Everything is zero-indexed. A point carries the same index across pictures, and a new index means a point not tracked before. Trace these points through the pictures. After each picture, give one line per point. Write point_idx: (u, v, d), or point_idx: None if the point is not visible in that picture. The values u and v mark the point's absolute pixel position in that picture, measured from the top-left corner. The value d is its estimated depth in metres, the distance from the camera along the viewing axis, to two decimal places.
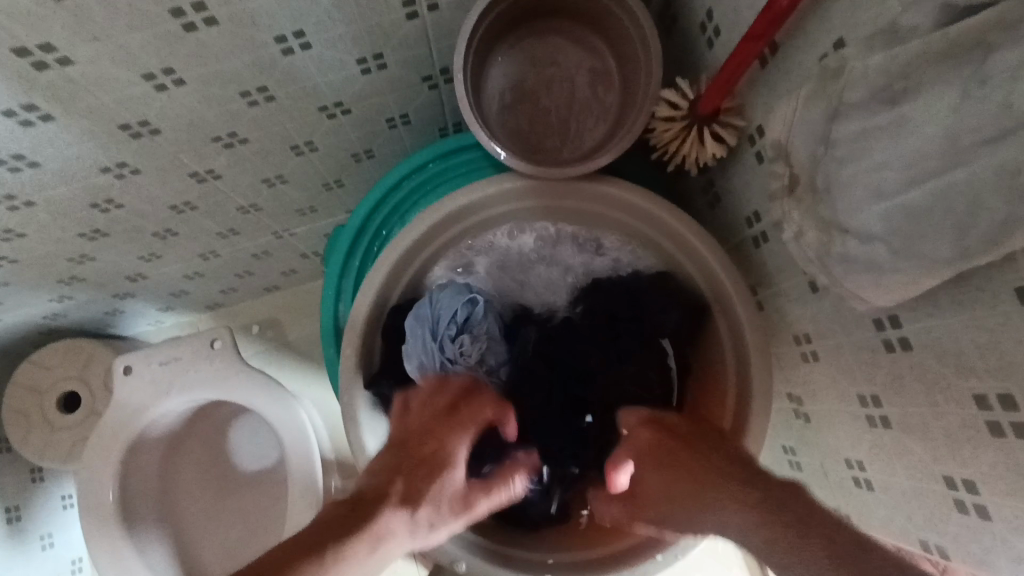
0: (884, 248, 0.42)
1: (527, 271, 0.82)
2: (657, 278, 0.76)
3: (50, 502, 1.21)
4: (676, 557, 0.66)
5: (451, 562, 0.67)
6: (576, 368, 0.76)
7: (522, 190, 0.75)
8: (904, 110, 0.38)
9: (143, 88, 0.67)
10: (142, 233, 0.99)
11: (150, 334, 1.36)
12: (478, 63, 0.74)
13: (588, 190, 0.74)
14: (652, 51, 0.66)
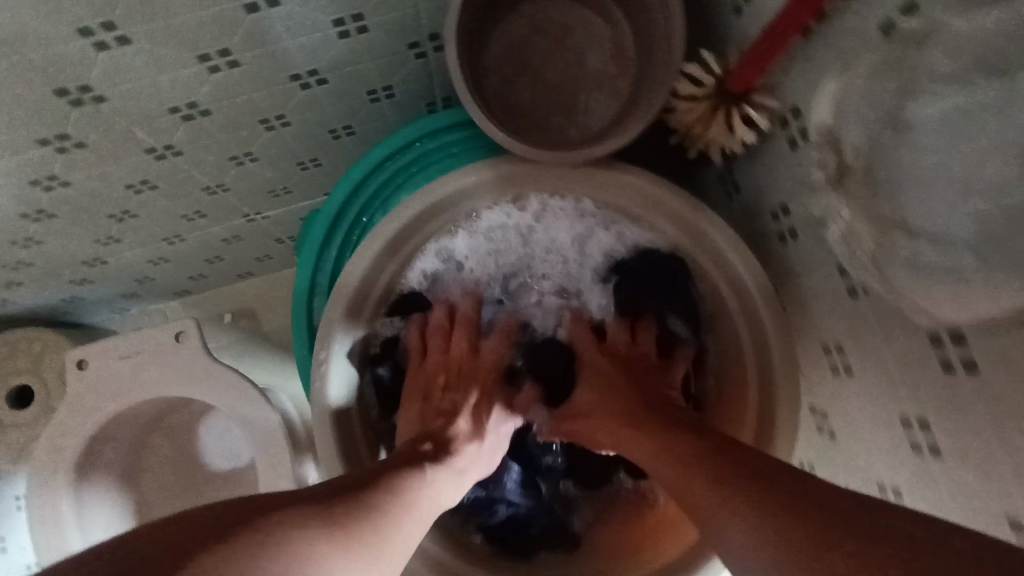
0: (972, 257, 0.35)
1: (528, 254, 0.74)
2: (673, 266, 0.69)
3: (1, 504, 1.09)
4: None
5: None
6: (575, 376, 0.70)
7: (519, 172, 0.67)
8: None
9: (79, 46, 0.58)
10: (96, 216, 0.89)
11: (115, 323, 1.26)
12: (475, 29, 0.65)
13: (598, 177, 0.67)
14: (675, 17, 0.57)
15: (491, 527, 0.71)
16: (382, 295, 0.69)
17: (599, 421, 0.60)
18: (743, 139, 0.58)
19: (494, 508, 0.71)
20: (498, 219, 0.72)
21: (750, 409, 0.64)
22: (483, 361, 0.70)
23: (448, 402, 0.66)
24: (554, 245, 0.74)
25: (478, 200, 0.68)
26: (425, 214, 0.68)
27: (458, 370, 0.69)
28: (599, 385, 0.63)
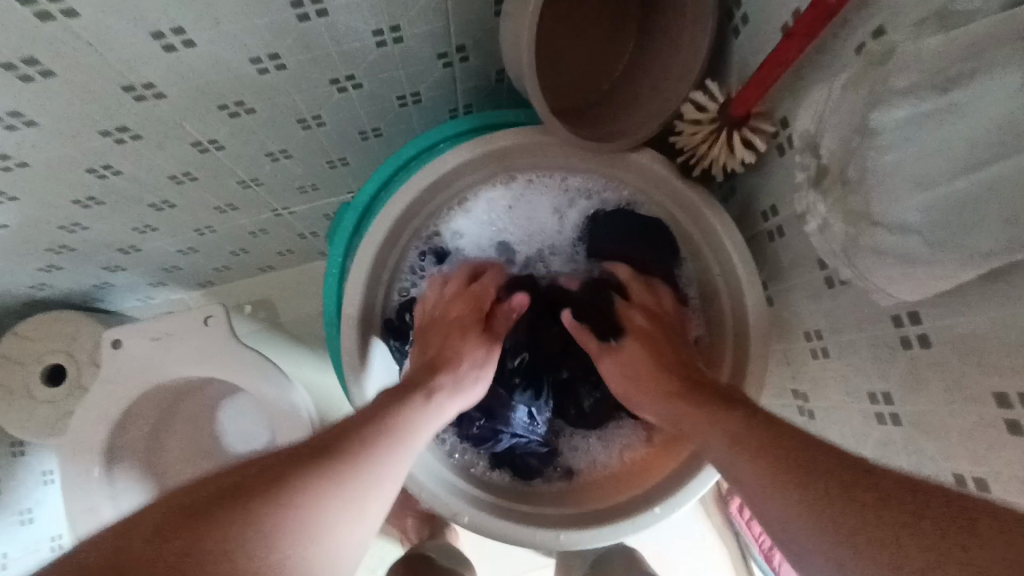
0: (920, 240, 0.41)
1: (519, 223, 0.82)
2: (654, 224, 0.77)
3: (29, 476, 1.17)
4: (674, 509, 0.66)
5: (454, 514, 0.66)
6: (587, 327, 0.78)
7: (533, 144, 0.73)
8: (956, 97, 0.36)
9: (150, 47, 0.65)
10: (137, 204, 0.96)
11: (139, 309, 1.33)
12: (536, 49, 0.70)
13: (622, 162, 0.74)
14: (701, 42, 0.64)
15: (496, 452, 0.77)
16: (399, 257, 0.76)
17: (647, 378, 0.67)
18: (736, 163, 0.64)
19: (498, 437, 0.76)
20: (483, 206, 0.80)
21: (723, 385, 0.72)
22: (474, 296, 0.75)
23: (438, 346, 0.71)
24: (538, 216, 0.82)
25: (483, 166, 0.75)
26: (431, 189, 0.74)
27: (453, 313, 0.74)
28: (651, 347, 0.69)
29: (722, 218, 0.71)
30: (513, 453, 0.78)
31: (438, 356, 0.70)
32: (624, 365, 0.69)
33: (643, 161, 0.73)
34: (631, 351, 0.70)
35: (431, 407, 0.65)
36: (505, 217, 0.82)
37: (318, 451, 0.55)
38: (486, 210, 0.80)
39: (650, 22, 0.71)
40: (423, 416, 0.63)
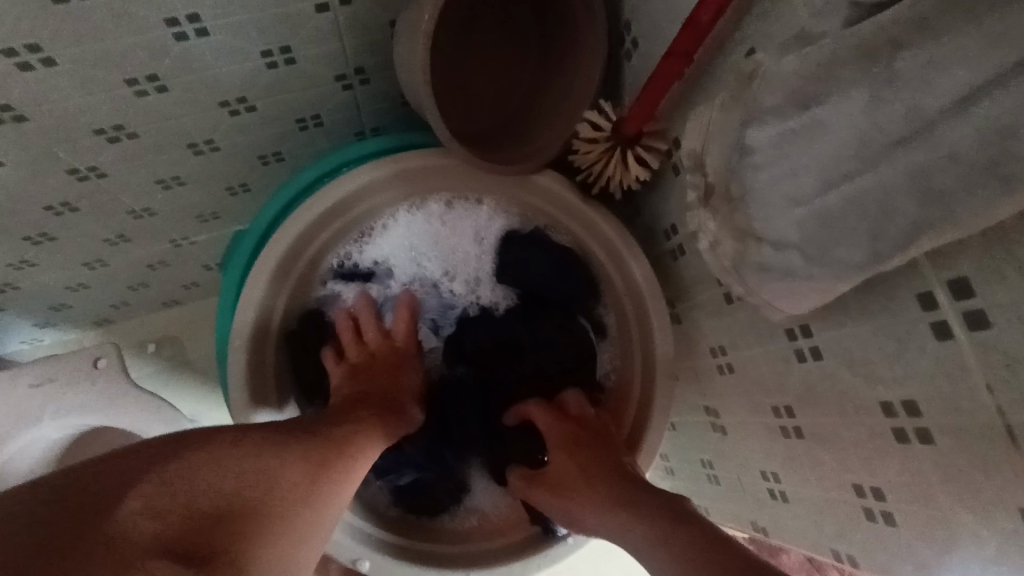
0: (798, 256, 0.41)
1: (439, 250, 0.78)
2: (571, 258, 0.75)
3: None
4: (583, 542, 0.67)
5: (353, 561, 0.65)
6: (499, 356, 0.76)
7: (438, 167, 0.71)
8: (818, 114, 0.36)
9: (4, 65, 0.59)
10: (10, 238, 0.87)
11: (25, 352, 1.20)
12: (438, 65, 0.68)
13: (528, 184, 0.72)
14: (596, 68, 0.65)
15: (399, 486, 0.75)
16: (298, 287, 0.72)
17: (583, 499, 0.60)
18: (630, 181, 0.66)
19: (401, 470, 0.74)
20: (401, 236, 0.77)
21: (634, 405, 0.72)
22: (407, 350, 0.72)
23: (375, 386, 0.67)
24: (454, 246, 0.78)
25: (387, 193, 0.72)
26: (328, 214, 0.70)
27: (389, 354, 0.71)
28: (577, 457, 0.63)
29: (627, 238, 0.71)
30: (418, 489, 0.75)
31: (370, 391, 0.66)
32: (558, 485, 0.63)
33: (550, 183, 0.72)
34: (561, 468, 0.64)
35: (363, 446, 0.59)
36: (425, 244, 0.78)
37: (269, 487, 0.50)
38: (399, 228, 0.76)
39: (549, 46, 0.70)
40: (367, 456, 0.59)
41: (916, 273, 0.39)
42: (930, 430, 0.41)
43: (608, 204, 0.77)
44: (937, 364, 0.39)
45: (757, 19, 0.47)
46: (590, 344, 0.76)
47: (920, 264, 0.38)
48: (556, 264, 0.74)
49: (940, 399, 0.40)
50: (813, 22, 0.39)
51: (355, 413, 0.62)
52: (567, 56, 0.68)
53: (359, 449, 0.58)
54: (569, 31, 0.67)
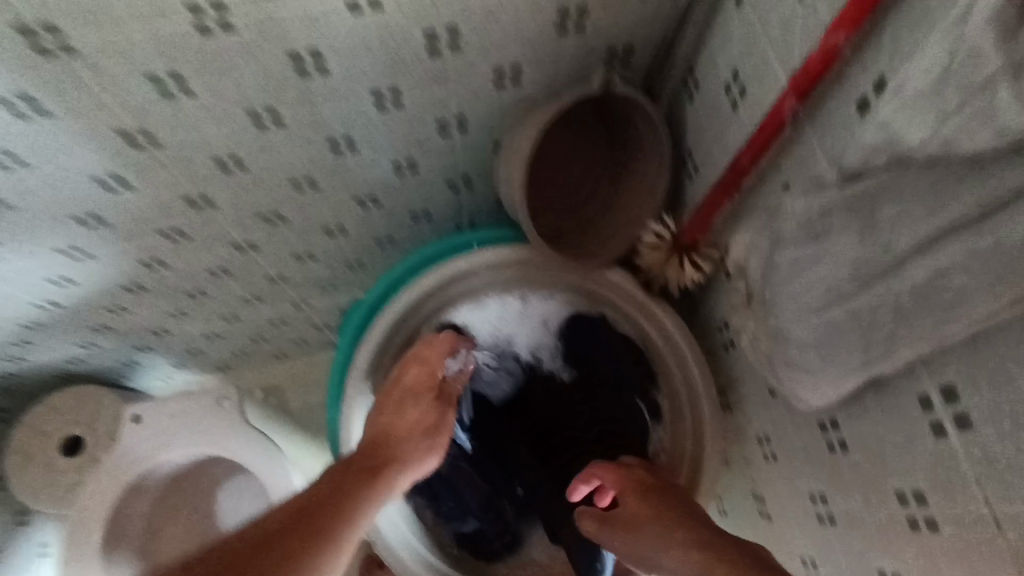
0: (815, 355, 0.50)
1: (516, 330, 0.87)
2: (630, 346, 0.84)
3: None
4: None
5: None
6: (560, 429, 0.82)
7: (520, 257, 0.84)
8: (823, 246, 0.46)
9: (213, 170, 0.80)
10: (177, 293, 1.09)
11: (160, 388, 1.43)
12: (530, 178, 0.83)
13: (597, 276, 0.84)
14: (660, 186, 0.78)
15: (461, 532, 0.83)
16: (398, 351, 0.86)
17: (654, 531, 0.60)
18: (687, 286, 0.76)
19: (465, 518, 0.83)
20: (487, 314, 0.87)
21: (684, 483, 0.78)
22: (435, 392, 0.76)
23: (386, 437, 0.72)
24: (529, 326, 0.87)
25: (478, 277, 0.85)
26: (429, 291, 0.84)
27: (405, 399, 0.74)
28: (643, 495, 0.64)
29: (682, 329, 0.81)
30: (477, 537, 0.83)
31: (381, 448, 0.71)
32: (624, 522, 0.63)
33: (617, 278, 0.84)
34: (627, 506, 0.65)
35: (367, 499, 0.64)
36: (506, 323, 0.87)
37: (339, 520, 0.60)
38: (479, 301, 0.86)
39: (621, 167, 0.84)
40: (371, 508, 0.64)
41: (915, 378, 0.46)
42: (935, 519, 0.47)
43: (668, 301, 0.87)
44: (938, 458, 0.46)
45: (788, 163, 0.58)
46: (646, 426, 0.82)
47: (917, 372, 0.46)
48: (617, 350, 0.84)
49: (942, 490, 0.46)
50: (825, 174, 0.49)
51: (356, 475, 0.66)
52: (637, 176, 0.82)
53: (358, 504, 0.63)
54: (640, 156, 0.81)
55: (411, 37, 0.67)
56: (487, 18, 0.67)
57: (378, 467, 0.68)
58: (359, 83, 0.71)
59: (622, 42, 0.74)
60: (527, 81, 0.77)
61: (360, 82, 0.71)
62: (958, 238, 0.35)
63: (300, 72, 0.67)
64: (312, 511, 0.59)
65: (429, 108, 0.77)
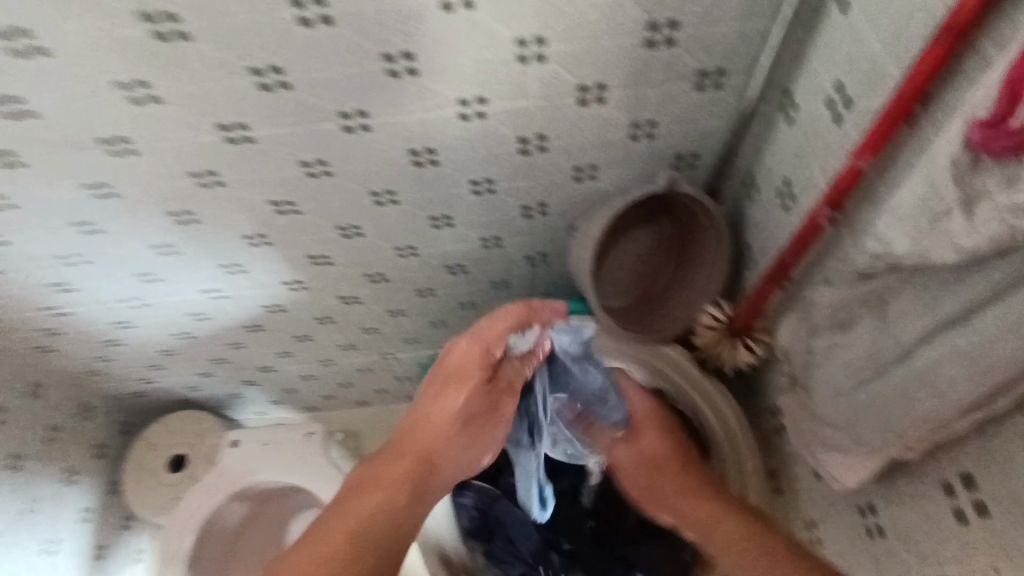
0: (844, 435, 0.55)
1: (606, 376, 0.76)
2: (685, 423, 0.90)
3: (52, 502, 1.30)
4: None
5: None
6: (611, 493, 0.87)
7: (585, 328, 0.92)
8: (849, 335, 0.53)
9: (336, 235, 0.96)
10: (287, 335, 1.26)
11: (252, 419, 1.59)
12: (601, 257, 0.94)
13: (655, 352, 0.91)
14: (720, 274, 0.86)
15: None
16: None
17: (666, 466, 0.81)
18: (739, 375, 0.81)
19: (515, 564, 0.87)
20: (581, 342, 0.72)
21: None
22: (483, 389, 0.75)
23: (428, 434, 0.76)
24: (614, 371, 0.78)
25: None
26: None
27: (455, 379, 0.76)
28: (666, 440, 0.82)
29: (734, 409, 0.86)
30: None
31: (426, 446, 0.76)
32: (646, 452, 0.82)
33: (674, 354, 0.90)
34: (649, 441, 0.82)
35: (407, 510, 0.72)
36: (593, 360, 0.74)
37: (396, 513, 0.70)
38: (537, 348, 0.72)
39: (685, 256, 0.93)
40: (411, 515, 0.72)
41: (939, 464, 0.50)
42: None
43: (726, 382, 0.92)
44: (963, 543, 0.49)
45: (831, 261, 0.65)
46: None
47: (940, 459, 0.50)
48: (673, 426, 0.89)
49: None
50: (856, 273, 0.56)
51: (396, 480, 0.73)
52: (700, 264, 0.91)
53: (400, 518, 0.71)
54: (704, 246, 0.90)
55: (507, 139, 0.81)
56: (572, 127, 0.80)
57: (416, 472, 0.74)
58: (462, 173, 0.86)
59: (688, 149, 0.85)
60: (603, 177, 0.89)
61: (462, 172, 0.86)
62: (951, 334, 0.41)
63: (416, 162, 0.83)
64: (362, 538, 0.67)
65: (516, 195, 0.91)
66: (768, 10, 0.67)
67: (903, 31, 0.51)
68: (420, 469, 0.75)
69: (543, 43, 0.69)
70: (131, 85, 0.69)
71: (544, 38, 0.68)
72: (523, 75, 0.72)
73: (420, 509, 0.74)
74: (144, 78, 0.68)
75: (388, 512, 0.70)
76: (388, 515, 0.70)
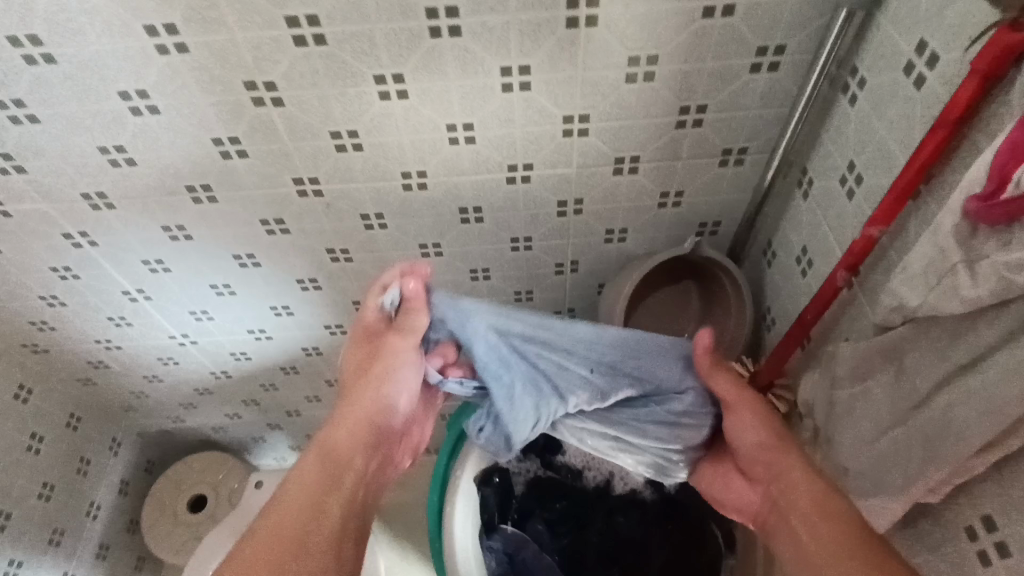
0: (868, 481, 0.59)
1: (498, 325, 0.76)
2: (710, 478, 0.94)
3: (73, 533, 1.31)
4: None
5: None
6: (638, 544, 0.91)
7: None
8: (870, 385, 0.58)
9: None
10: (320, 379, 1.31)
11: (270, 463, 1.65)
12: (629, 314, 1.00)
13: None
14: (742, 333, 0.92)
15: None
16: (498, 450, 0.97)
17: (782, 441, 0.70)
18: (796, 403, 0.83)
19: None
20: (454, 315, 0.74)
21: None
22: (380, 347, 0.75)
23: (347, 407, 0.74)
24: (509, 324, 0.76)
25: None
26: None
27: (355, 351, 0.76)
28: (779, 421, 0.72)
29: None
30: None
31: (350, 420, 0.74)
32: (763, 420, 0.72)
33: None
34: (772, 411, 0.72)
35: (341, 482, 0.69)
36: (463, 321, 0.74)
37: (331, 493, 0.67)
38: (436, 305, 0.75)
39: (707, 320, 1.00)
40: (347, 486, 0.69)
41: (960, 509, 0.54)
42: None
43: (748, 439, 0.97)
44: None
45: (849, 320, 0.71)
46: (720, 554, 0.89)
47: (962, 505, 0.54)
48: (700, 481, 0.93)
49: None
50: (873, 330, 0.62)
51: (325, 457, 0.70)
52: (720, 326, 0.98)
53: (336, 491, 0.68)
54: (724, 307, 0.97)
55: (548, 202, 0.90)
56: (607, 193, 0.89)
57: (345, 445, 0.71)
58: (503, 230, 0.94)
59: (712, 218, 0.93)
60: (631, 239, 0.97)
61: (504, 230, 0.94)
62: (962, 379, 0.47)
63: (463, 219, 0.92)
64: (296, 519, 0.63)
65: (551, 252, 0.99)
66: (786, 98, 0.76)
67: (907, 120, 0.60)
68: (346, 441, 0.72)
69: (587, 120, 0.78)
70: (224, 143, 0.78)
71: (588, 115, 0.78)
72: (567, 146, 0.82)
73: (359, 483, 0.71)
74: (236, 137, 0.77)
75: (321, 489, 0.67)
76: (321, 493, 0.66)
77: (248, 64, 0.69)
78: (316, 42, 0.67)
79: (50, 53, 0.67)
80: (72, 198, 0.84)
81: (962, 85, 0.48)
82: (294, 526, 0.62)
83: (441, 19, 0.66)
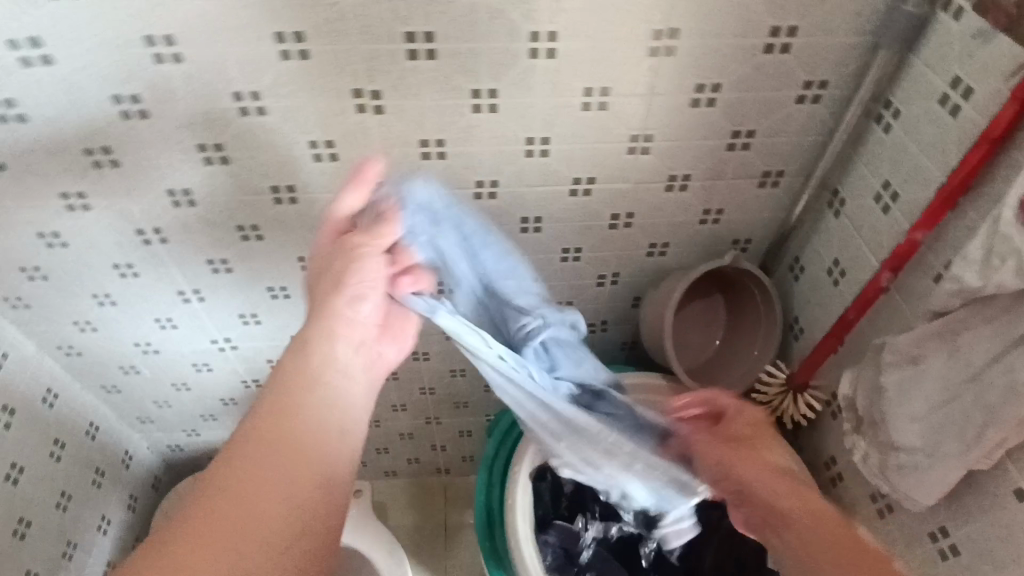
0: (921, 453, 0.67)
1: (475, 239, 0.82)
2: None
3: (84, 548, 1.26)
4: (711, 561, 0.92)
5: None
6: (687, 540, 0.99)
7: (652, 386, 1.04)
8: (922, 367, 0.67)
9: None
10: None
11: None
12: None
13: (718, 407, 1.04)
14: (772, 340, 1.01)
15: None
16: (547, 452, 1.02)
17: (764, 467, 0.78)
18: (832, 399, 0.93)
19: None
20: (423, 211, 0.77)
21: None
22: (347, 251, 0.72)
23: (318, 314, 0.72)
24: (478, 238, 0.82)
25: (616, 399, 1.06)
26: None
27: (325, 258, 0.74)
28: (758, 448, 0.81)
29: None
30: None
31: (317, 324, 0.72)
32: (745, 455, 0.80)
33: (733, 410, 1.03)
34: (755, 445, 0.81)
35: (322, 388, 0.70)
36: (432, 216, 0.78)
37: (299, 395, 0.68)
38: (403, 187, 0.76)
39: (735, 328, 1.09)
40: (327, 389, 0.70)
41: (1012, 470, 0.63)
42: None
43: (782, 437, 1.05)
44: None
45: (886, 320, 0.81)
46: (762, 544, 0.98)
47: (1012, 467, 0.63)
48: None
49: None
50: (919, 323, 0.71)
51: (298, 360, 0.70)
52: (748, 333, 1.06)
53: (308, 393, 0.69)
54: (752, 317, 1.06)
55: (601, 216, 0.98)
56: (656, 209, 0.97)
57: (324, 350, 0.71)
58: (555, 242, 1.01)
59: (744, 236, 1.03)
60: (671, 254, 1.05)
61: (556, 241, 1.01)
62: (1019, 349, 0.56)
63: (522, 229, 0.98)
64: (262, 418, 0.65)
65: (597, 264, 1.06)
66: (822, 128, 0.87)
67: (941, 143, 0.71)
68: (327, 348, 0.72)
69: (650, 139, 0.87)
70: (319, 146, 0.83)
71: (652, 135, 0.87)
72: (628, 165, 0.91)
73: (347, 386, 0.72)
74: (333, 141, 0.83)
75: (285, 386, 0.68)
76: (292, 388, 0.68)
77: (361, 73, 0.76)
78: (428, 56, 0.75)
79: (180, 53, 0.72)
80: (157, 193, 0.88)
81: (1007, 104, 0.60)
82: (264, 423, 0.65)
83: (541, 42, 0.75)
